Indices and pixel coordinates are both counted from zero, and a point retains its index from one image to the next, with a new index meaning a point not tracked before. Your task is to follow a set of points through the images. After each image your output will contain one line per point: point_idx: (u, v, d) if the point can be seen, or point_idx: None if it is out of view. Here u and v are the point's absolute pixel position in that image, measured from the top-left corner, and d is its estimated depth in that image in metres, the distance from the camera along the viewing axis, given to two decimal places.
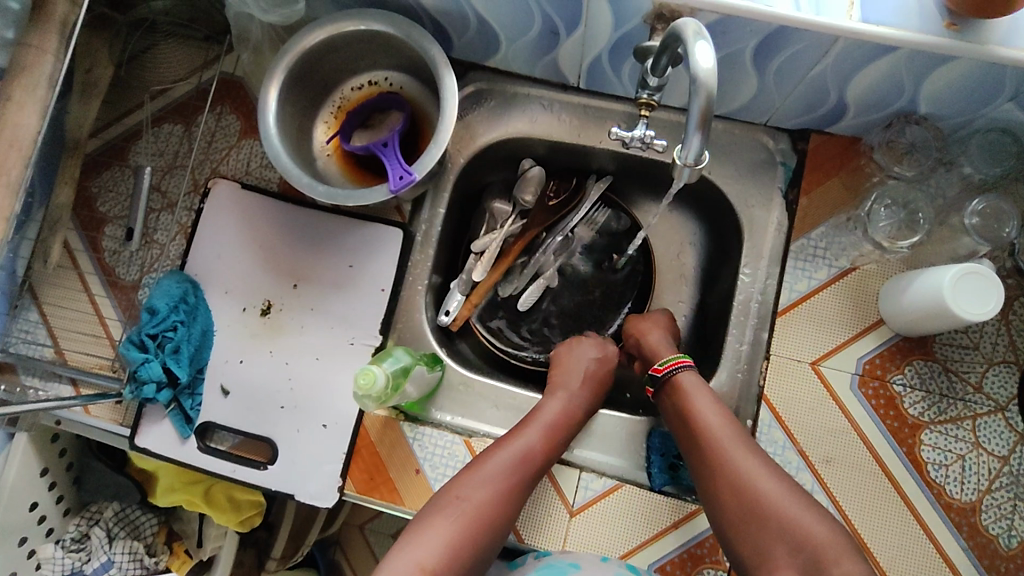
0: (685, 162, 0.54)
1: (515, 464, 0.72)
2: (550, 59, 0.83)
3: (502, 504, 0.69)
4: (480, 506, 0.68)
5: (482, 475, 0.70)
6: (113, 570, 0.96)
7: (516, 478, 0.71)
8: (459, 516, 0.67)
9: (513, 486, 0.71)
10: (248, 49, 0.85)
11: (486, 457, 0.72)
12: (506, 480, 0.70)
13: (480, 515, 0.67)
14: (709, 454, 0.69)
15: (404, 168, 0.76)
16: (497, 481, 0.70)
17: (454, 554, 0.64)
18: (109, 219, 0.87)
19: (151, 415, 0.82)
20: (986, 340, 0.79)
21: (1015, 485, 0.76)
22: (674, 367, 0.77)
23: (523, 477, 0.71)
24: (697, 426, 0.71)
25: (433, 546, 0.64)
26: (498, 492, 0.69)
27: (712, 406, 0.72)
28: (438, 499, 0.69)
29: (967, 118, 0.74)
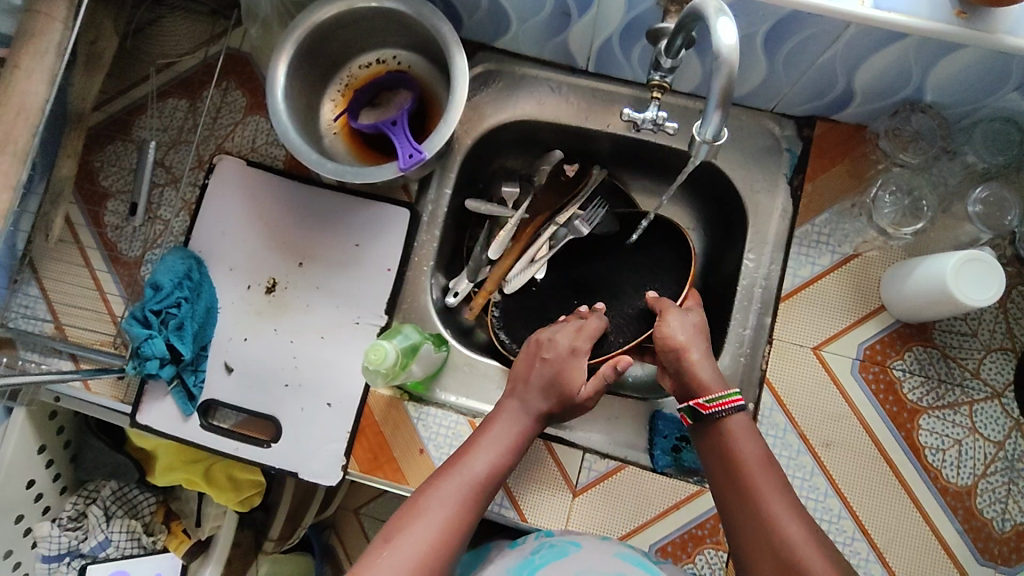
0: (703, 139, 0.54)
1: (468, 491, 0.68)
2: (560, 40, 0.83)
3: (447, 543, 0.64)
4: (425, 547, 0.63)
5: (431, 510, 0.66)
6: (110, 549, 0.97)
7: (467, 506, 0.67)
8: (405, 554, 0.62)
9: (461, 520, 0.66)
10: (255, 23, 0.86)
11: (438, 487, 0.68)
12: (456, 509, 0.67)
13: (423, 558, 0.62)
14: (753, 516, 0.63)
15: (413, 147, 0.76)
16: (444, 517, 0.65)
17: None
18: (112, 193, 0.86)
19: (153, 392, 0.82)
20: (985, 327, 0.80)
21: (1010, 470, 0.77)
22: (720, 409, 0.69)
23: (473, 504, 0.68)
24: (745, 481, 0.65)
25: None
26: (445, 530, 0.65)
27: (756, 454, 0.67)
28: (384, 537, 0.64)
29: (971, 107, 0.75)
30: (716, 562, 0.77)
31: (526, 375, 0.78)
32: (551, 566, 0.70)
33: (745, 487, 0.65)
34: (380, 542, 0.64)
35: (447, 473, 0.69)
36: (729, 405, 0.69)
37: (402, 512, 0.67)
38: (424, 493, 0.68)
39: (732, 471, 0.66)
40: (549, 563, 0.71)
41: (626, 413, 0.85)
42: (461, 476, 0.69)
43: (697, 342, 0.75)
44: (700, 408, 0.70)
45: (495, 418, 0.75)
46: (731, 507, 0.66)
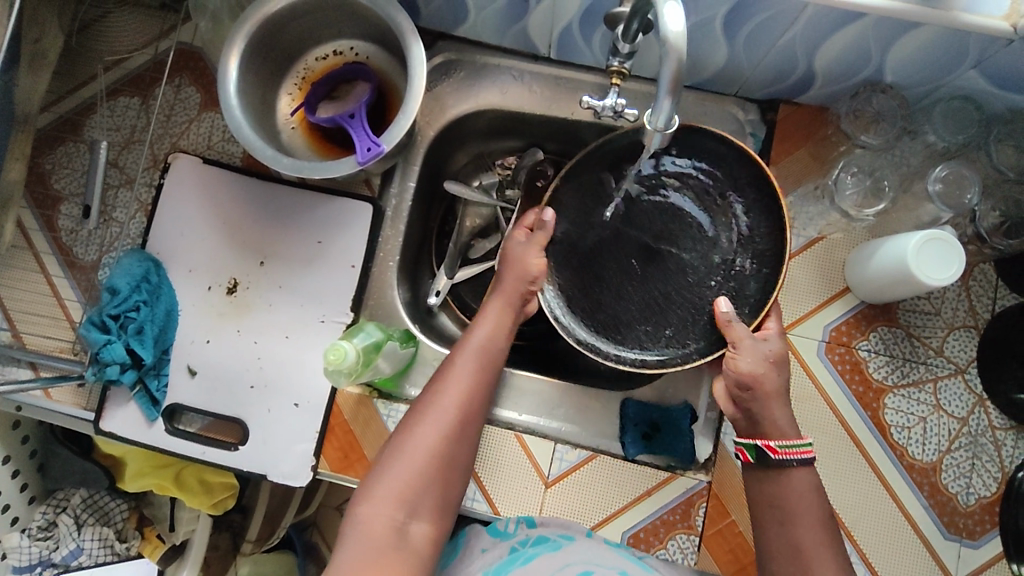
0: (656, 127, 0.53)
1: (473, 374, 0.70)
2: (520, 27, 0.81)
3: (452, 438, 0.67)
4: (430, 448, 0.65)
5: (434, 410, 0.67)
6: (83, 557, 0.95)
7: (474, 388, 0.69)
8: (426, 438, 0.66)
9: (471, 402, 0.69)
10: (206, 17, 0.83)
11: (437, 390, 0.69)
12: (465, 392, 0.69)
13: (431, 458, 0.65)
14: (784, 535, 0.64)
15: (371, 140, 0.74)
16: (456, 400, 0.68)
17: (427, 478, 0.65)
18: (65, 197, 0.83)
19: (115, 398, 0.80)
20: (948, 305, 0.81)
21: (974, 445, 0.79)
22: (789, 457, 0.65)
23: (480, 386, 0.70)
24: (788, 514, 0.64)
25: (405, 474, 0.64)
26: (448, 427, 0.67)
27: (809, 502, 0.64)
28: (395, 436, 0.67)
29: (931, 86, 0.75)
30: (688, 547, 0.78)
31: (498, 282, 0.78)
32: (544, 557, 0.70)
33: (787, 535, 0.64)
34: (392, 444, 0.67)
35: (445, 373, 0.70)
36: (795, 457, 0.64)
37: (409, 415, 0.69)
38: (425, 397, 0.69)
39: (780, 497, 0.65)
40: (542, 554, 0.71)
41: (596, 401, 0.84)
42: (459, 375, 0.69)
43: (771, 382, 0.67)
44: (769, 451, 0.65)
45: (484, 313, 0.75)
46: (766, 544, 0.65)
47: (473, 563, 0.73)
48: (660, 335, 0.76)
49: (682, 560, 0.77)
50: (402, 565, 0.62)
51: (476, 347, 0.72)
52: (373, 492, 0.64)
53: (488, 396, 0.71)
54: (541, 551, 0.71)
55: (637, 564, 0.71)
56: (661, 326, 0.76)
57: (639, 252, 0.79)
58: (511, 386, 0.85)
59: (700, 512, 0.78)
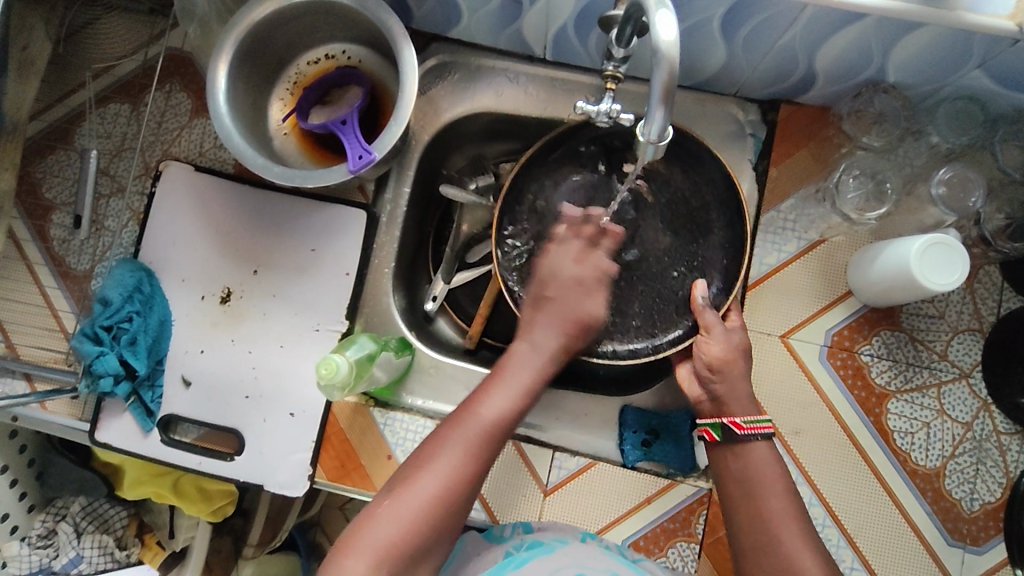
0: (648, 138, 0.52)
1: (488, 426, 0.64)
2: (514, 29, 0.80)
3: (456, 492, 0.61)
4: (426, 503, 0.59)
5: (443, 456, 0.61)
6: (82, 565, 0.94)
7: (487, 442, 0.63)
8: (424, 491, 0.60)
9: (480, 458, 0.63)
10: (194, 23, 0.81)
11: (450, 435, 0.63)
12: (476, 445, 0.63)
13: (424, 515, 0.59)
14: (744, 498, 0.64)
15: (363, 147, 0.73)
16: (464, 452, 0.62)
17: (416, 538, 0.58)
18: (56, 206, 0.82)
19: (110, 409, 0.79)
20: (952, 309, 0.79)
21: (978, 450, 0.77)
22: (753, 431, 0.66)
23: (493, 441, 0.64)
24: (747, 478, 0.65)
25: (393, 531, 0.58)
26: (456, 479, 0.61)
27: (770, 470, 0.65)
28: (393, 485, 0.61)
29: (935, 86, 0.74)
30: (689, 555, 0.77)
31: (532, 320, 0.73)
32: (538, 560, 0.67)
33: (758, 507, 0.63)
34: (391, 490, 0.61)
35: (462, 417, 0.65)
36: (758, 431, 0.66)
37: (414, 459, 0.63)
38: (436, 440, 0.63)
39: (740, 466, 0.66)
40: (534, 557, 0.68)
41: (594, 409, 0.83)
42: (473, 426, 0.64)
43: (738, 366, 0.70)
44: (734, 427, 0.66)
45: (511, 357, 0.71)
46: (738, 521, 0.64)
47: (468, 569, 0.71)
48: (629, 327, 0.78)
49: (682, 568, 0.77)
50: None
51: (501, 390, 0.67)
52: (359, 543, 0.57)
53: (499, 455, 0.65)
54: (535, 554, 0.68)
55: (630, 568, 0.69)
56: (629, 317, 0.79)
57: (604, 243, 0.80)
58: None
59: (700, 519, 0.77)
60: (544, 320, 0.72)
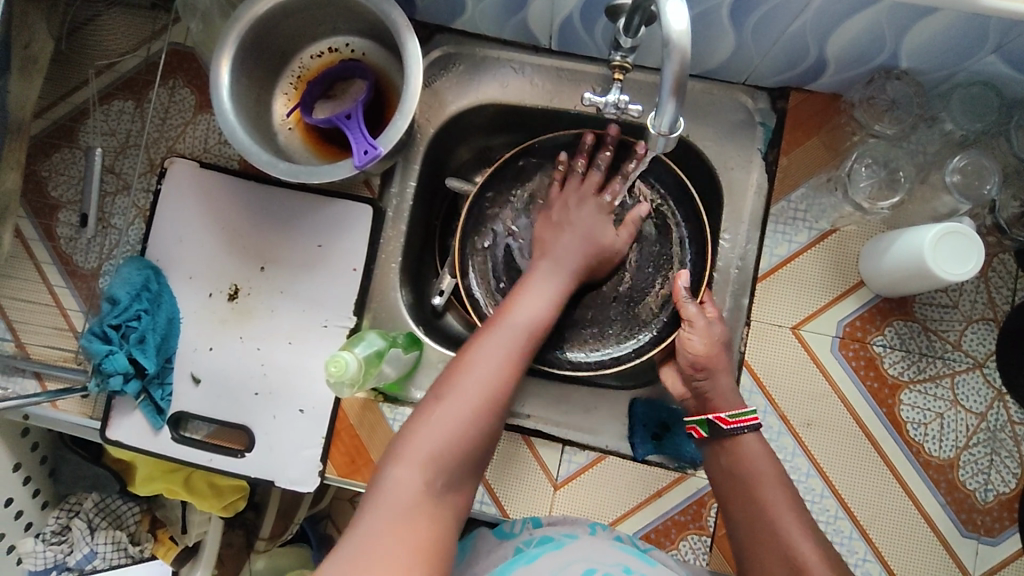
0: (660, 130, 0.51)
1: (522, 338, 0.68)
2: (520, 19, 0.79)
3: (495, 399, 0.64)
4: (473, 405, 0.63)
5: (479, 367, 0.64)
6: (97, 561, 0.95)
7: (522, 352, 0.68)
8: (470, 394, 0.63)
9: (517, 365, 0.67)
10: (195, 18, 0.80)
11: (483, 346, 0.66)
12: (512, 353, 0.67)
13: (472, 416, 0.62)
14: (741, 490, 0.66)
15: (368, 142, 0.72)
16: (504, 359, 0.66)
17: (465, 439, 0.62)
18: (63, 204, 0.82)
19: (120, 407, 0.80)
20: (966, 298, 0.78)
21: (992, 440, 0.77)
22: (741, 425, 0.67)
23: (527, 350, 0.68)
24: (743, 473, 0.66)
25: (445, 431, 0.61)
26: (494, 384, 0.64)
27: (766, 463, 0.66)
28: (435, 391, 0.64)
29: (949, 72, 0.72)
30: (700, 548, 0.77)
31: (557, 241, 0.79)
32: (547, 556, 0.67)
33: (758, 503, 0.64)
34: (432, 399, 0.64)
35: (491, 330, 0.68)
36: (747, 422, 0.67)
37: (448, 370, 0.66)
38: (469, 353, 0.66)
39: (737, 463, 0.67)
40: (544, 553, 0.68)
41: (603, 402, 0.83)
42: (507, 336, 0.68)
43: (721, 360, 0.71)
44: (722, 422, 0.68)
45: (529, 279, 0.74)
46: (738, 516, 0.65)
47: (479, 563, 0.71)
48: (604, 335, 0.88)
49: (694, 561, 0.76)
50: (431, 522, 0.58)
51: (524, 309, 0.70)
52: (412, 444, 0.60)
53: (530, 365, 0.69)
54: (545, 550, 0.68)
55: (640, 559, 0.69)
56: (602, 327, 0.88)
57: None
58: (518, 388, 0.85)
59: (711, 512, 0.77)
60: (568, 240, 0.78)
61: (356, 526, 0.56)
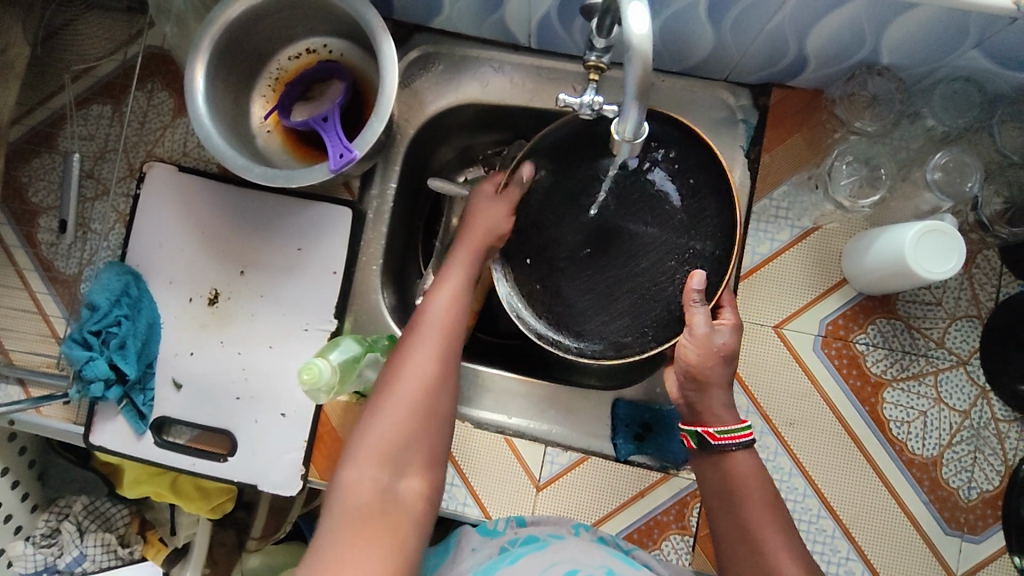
0: (625, 135, 0.51)
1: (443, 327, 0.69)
2: (497, 18, 0.78)
3: (431, 391, 0.65)
4: (409, 401, 0.64)
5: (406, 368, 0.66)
6: (87, 563, 0.95)
7: (447, 340, 0.69)
8: (402, 392, 0.65)
9: (446, 355, 0.68)
10: (170, 20, 0.79)
11: (410, 341, 0.68)
12: (437, 342, 0.68)
13: (411, 411, 0.64)
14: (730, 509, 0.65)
15: (344, 145, 0.72)
16: (429, 350, 0.67)
17: (410, 433, 0.64)
18: (43, 210, 0.82)
19: (103, 412, 0.80)
20: (950, 295, 0.78)
21: (976, 438, 0.76)
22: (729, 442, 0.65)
23: (453, 338, 0.69)
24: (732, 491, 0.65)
25: (384, 431, 0.63)
26: (423, 378, 0.66)
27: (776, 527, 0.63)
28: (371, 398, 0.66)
29: (930, 67, 0.71)
30: (683, 547, 0.77)
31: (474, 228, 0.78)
32: (532, 556, 0.67)
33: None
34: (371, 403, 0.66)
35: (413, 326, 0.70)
36: (737, 440, 0.65)
37: (383, 374, 0.68)
38: (396, 354, 0.68)
39: (727, 482, 0.65)
40: (528, 553, 0.68)
41: (587, 402, 0.83)
42: (428, 328, 0.69)
43: (717, 371, 0.67)
44: (709, 437, 0.66)
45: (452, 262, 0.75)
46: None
47: (463, 561, 0.71)
48: (616, 327, 0.78)
49: (676, 560, 0.76)
50: (390, 523, 0.60)
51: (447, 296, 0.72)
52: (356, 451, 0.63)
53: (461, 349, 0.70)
54: (529, 550, 0.69)
55: (624, 561, 0.68)
56: (618, 318, 0.77)
57: (591, 241, 0.79)
58: (500, 390, 0.85)
59: (694, 512, 0.77)
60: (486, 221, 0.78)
61: (315, 546, 0.58)
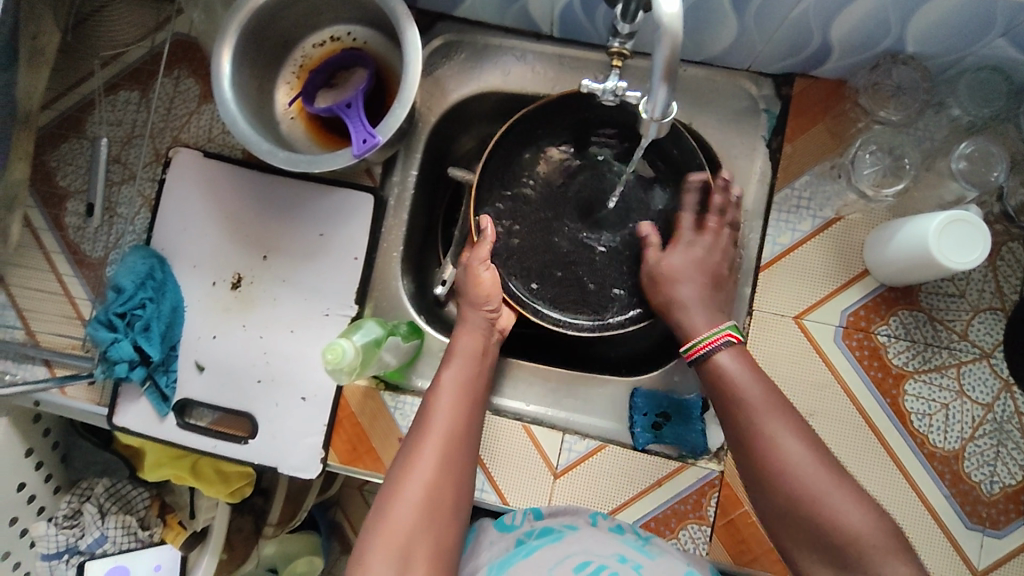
0: (652, 116, 0.51)
1: (459, 412, 0.67)
2: (520, 6, 0.78)
3: (447, 480, 0.62)
4: (427, 489, 0.60)
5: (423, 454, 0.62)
6: (107, 544, 0.96)
7: (463, 427, 0.66)
8: (419, 478, 0.61)
9: (460, 442, 0.65)
10: (197, 7, 0.83)
11: (424, 424, 0.65)
12: (454, 429, 0.65)
13: (428, 501, 0.60)
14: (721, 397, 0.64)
15: (367, 131, 0.72)
16: (445, 436, 0.64)
17: (425, 525, 0.59)
18: (71, 193, 0.83)
19: (126, 393, 0.81)
20: (973, 287, 0.77)
21: (999, 432, 0.76)
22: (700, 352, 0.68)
23: (467, 425, 0.67)
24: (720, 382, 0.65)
25: (401, 521, 0.58)
26: (441, 465, 0.62)
27: (785, 427, 0.59)
28: (386, 485, 0.61)
29: (956, 56, 0.71)
30: (700, 537, 0.76)
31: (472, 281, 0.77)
32: (550, 547, 0.66)
33: (769, 472, 0.58)
34: (384, 491, 0.61)
35: (425, 410, 0.67)
36: (717, 343, 0.67)
37: (397, 459, 0.63)
38: (411, 439, 0.64)
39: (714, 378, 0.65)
40: (544, 546, 0.67)
41: (603, 391, 0.84)
42: (443, 412, 0.66)
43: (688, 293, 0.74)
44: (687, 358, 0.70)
45: (457, 349, 0.73)
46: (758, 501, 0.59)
47: (481, 555, 0.69)
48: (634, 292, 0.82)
49: (694, 550, 0.76)
50: None
51: (452, 386, 0.69)
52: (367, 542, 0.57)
53: (473, 436, 0.67)
54: (546, 543, 0.67)
55: (639, 550, 0.68)
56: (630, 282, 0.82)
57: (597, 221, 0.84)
58: (519, 377, 0.85)
59: (711, 502, 0.77)
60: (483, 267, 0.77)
61: None
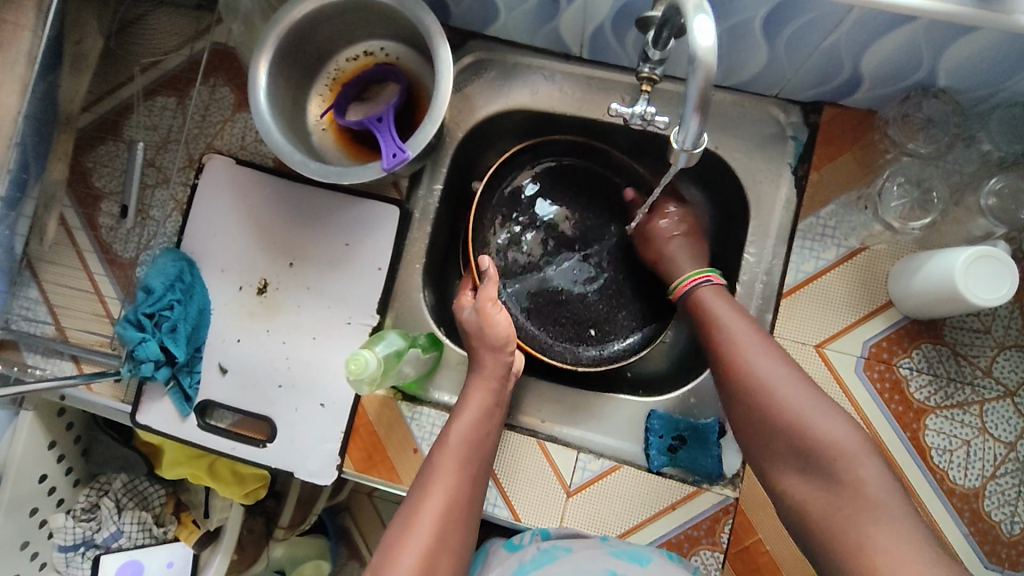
0: (682, 145, 0.52)
1: (463, 472, 0.67)
2: (552, 27, 0.79)
3: (445, 538, 0.62)
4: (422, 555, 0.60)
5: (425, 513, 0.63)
6: (122, 540, 0.98)
7: (465, 491, 0.66)
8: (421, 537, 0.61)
9: (462, 503, 0.65)
10: (238, 20, 0.84)
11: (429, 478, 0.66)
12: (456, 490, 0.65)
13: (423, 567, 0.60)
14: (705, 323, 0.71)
15: (397, 146, 0.74)
16: (447, 497, 0.65)
17: None
18: (105, 194, 0.85)
19: (151, 392, 0.82)
20: (998, 324, 0.76)
21: (1021, 472, 0.75)
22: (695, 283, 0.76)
23: (468, 486, 0.67)
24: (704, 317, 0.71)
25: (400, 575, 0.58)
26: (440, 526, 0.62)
27: (755, 341, 0.65)
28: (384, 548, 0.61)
29: (988, 91, 0.71)
30: (712, 563, 0.76)
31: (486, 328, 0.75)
32: None
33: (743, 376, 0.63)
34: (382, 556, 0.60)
35: (432, 463, 0.67)
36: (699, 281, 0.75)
37: (397, 519, 0.63)
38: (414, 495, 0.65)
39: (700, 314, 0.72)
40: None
41: (622, 410, 0.84)
42: (447, 471, 0.66)
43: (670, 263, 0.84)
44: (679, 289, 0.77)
45: (466, 404, 0.72)
46: (740, 423, 0.64)
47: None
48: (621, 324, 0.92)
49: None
50: None
51: (460, 442, 0.69)
52: None
53: (474, 493, 0.67)
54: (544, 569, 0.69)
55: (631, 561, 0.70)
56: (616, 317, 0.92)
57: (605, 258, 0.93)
58: (534, 394, 0.86)
59: (725, 528, 0.76)
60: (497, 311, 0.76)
61: None
